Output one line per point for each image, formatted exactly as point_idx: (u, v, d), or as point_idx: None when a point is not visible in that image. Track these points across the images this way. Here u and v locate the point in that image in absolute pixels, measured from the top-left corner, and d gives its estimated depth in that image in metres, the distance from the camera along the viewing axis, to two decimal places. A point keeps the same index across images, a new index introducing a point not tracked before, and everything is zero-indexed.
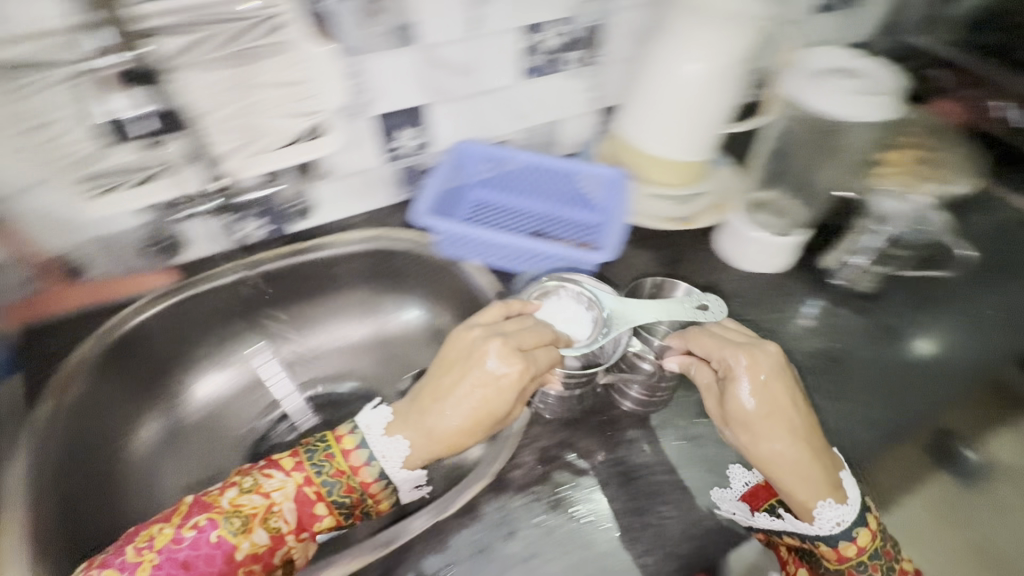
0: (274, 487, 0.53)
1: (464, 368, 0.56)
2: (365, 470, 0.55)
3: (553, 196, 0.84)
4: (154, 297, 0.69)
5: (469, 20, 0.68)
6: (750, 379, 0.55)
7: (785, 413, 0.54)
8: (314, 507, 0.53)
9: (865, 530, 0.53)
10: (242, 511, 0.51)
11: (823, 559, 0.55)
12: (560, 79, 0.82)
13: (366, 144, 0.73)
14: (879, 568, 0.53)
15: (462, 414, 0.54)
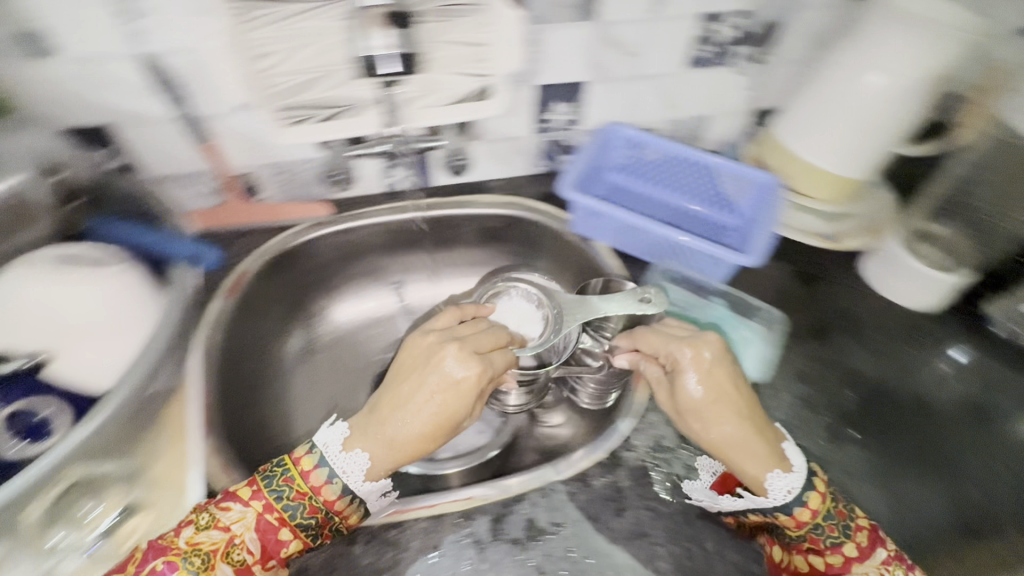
0: (232, 519, 0.48)
1: (420, 375, 0.53)
2: (328, 488, 0.50)
3: (692, 194, 0.82)
4: (314, 224, 0.76)
5: (653, 2, 0.67)
6: (696, 370, 0.55)
7: (726, 391, 0.54)
8: (279, 533, 0.49)
9: (813, 486, 0.51)
10: (201, 548, 0.47)
11: (790, 533, 0.53)
12: (722, 73, 0.79)
13: (522, 112, 0.75)
14: (837, 528, 0.51)
15: (421, 420, 0.51)
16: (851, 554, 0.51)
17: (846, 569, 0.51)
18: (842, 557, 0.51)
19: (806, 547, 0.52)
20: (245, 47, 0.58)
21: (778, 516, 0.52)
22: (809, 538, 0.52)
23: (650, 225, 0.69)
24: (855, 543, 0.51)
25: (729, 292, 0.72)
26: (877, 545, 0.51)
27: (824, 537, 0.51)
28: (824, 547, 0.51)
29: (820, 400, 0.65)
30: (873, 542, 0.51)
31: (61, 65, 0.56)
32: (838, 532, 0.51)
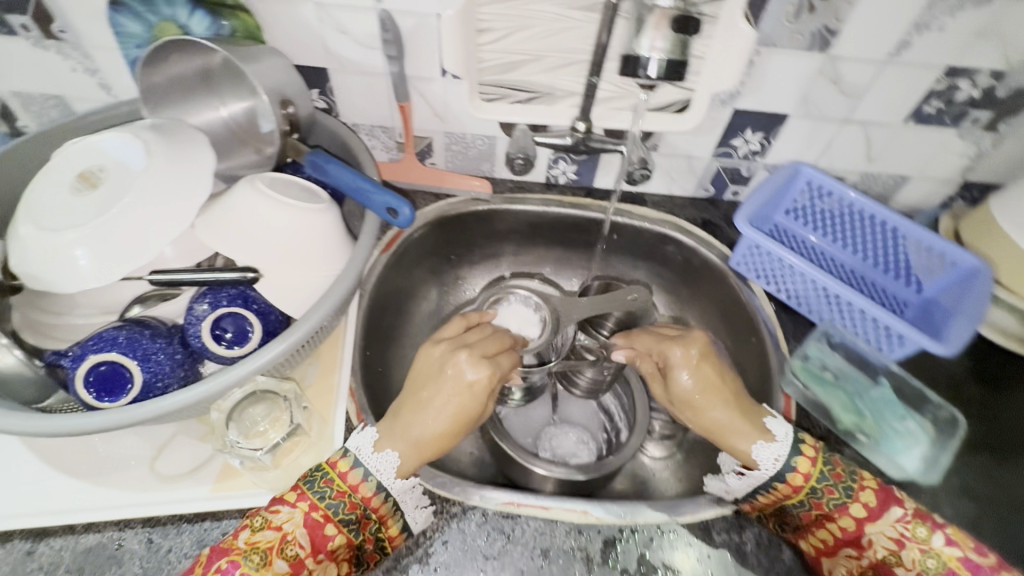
0: (282, 518, 0.46)
1: (438, 380, 0.54)
2: (363, 485, 0.49)
3: (873, 256, 0.75)
4: (469, 199, 0.77)
5: (895, 44, 0.62)
6: (683, 362, 0.60)
7: (715, 381, 0.59)
8: (326, 529, 0.47)
9: (801, 449, 0.54)
10: (257, 545, 0.45)
11: (794, 507, 0.54)
12: (943, 134, 0.71)
13: (706, 132, 0.72)
14: (837, 490, 0.53)
15: (442, 419, 0.52)
16: (863, 515, 0.52)
17: (864, 532, 0.52)
18: (854, 521, 0.52)
19: (814, 517, 0.54)
20: (472, 20, 0.60)
21: (777, 488, 0.54)
22: (813, 505, 0.53)
23: (826, 281, 0.64)
24: (863, 503, 0.52)
25: (902, 377, 0.64)
26: (889, 505, 0.52)
27: (827, 500, 0.53)
28: (830, 513, 0.53)
29: (983, 523, 0.58)
30: (883, 502, 0.52)
31: (307, 7, 0.60)
32: (840, 494, 0.53)
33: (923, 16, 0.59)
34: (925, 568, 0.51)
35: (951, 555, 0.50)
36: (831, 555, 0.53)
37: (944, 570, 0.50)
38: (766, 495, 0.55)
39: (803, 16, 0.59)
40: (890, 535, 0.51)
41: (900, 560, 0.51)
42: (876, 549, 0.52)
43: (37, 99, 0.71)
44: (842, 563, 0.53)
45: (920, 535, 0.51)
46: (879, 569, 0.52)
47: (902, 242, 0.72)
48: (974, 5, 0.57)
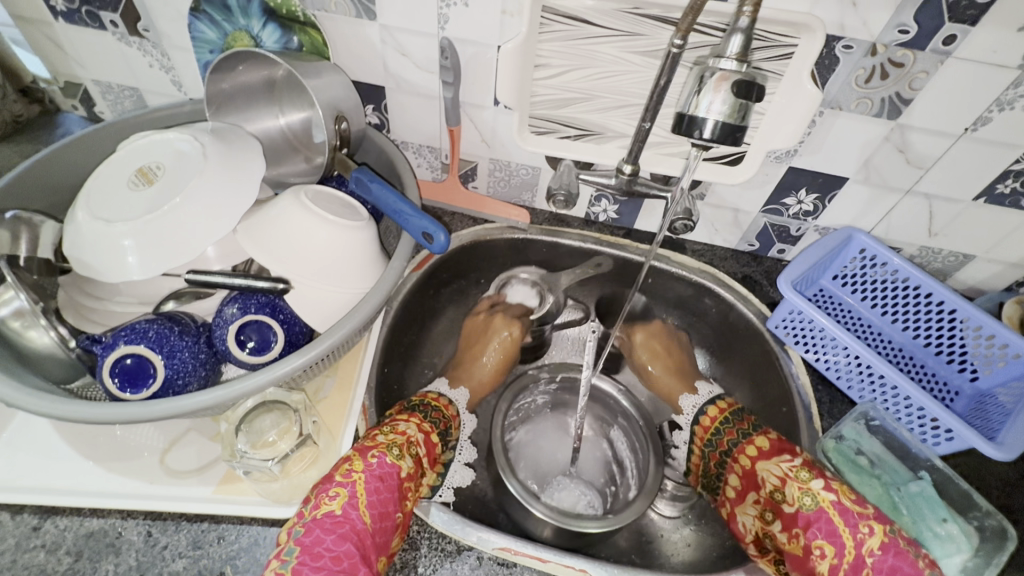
0: (404, 428, 0.56)
1: (484, 339, 0.73)
2: (451, 407, 0.65)
3: (925, 336, 0.70)
4: (507, 227, 0.77)
5: (972, 119, 0.58)
6: (642, 339, 0.76)
7: (655, 348, 0.75)
8: (433, 437, 0.58)
9: (714, 403, 0.68)
10: (394, 441, 0.53)
11: (706, 448, 0.65)
12: (1016, 217, 0.66)
13: (757, 187, 0.70)
14: (736, 432, 0.63)
15: (494, 360, 0.72)
16: (756, 454, 0.60)
17: (756, 468, 0.59)
18: (749, 459, 0.60)
19: (721, 458, 0.63)
20: (530, 55, 0.60)
21: (696, 432, 0.68)
22: (717, 444, 0.64)
23: (870, 357, 0.60)
24: (756, 445, 0.60)
25: (947, 473, 0.58)
26: (781, 452, 0.59)
27: (726, 440, 0.63)
28: (732, 453, 0.62)
29: None
30: (776, 449, 0.59)
31: (373, 28, 0.62)
32: (737, 436, 0.63)
33: (1008, 93, 0.55)
34: (802, 506, 0.54)
35: (826, 497, 0.53)
36: (740, 503, 0.60)
37: (817, 509, 0.53)
38: (695, 446, 0.67)
39: (875, 82, 0.57)
40: (774, 472, 0.56)
41: (782, 496, 0.55)
42: (765, 487, 0.57)
43: (115, 89, 0.75)
44: (749, 511, 0.59)
45: (801, 476, 0.55)
46: (772, 508, 0.56)
47: (959, 326, 0.67)
48: None
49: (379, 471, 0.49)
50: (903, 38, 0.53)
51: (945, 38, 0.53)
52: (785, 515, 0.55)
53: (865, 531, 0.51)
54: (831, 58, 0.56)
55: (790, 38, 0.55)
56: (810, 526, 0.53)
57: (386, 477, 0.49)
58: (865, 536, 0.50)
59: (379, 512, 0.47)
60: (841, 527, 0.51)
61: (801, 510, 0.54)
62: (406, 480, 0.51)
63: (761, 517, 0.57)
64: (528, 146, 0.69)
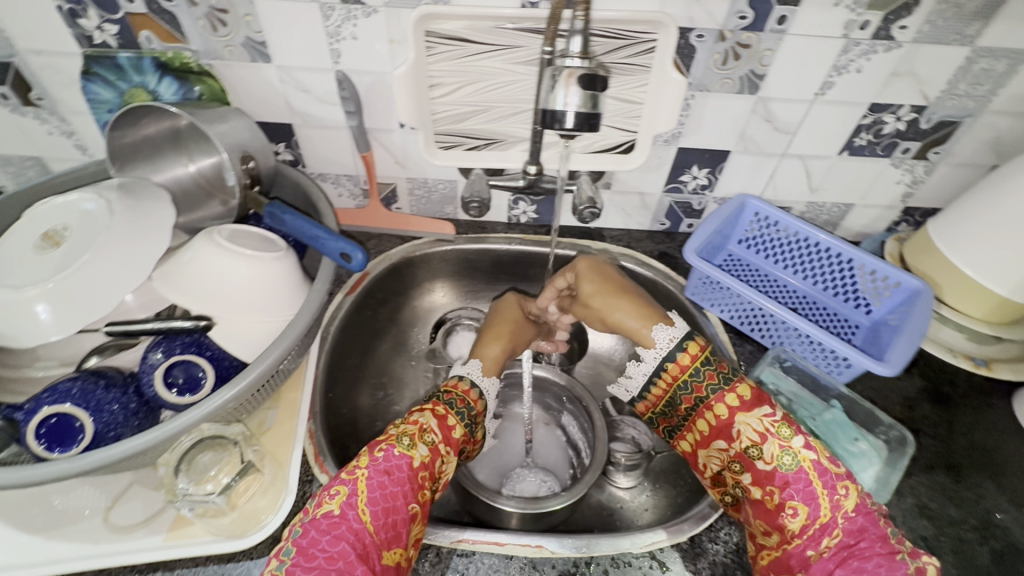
0: (417, 415, 0.56)
1: (489, 320, 0.73)
2: (461, 382, 0.62)
3: (823, 281, 0.78)
4: (434, 241, 0.80)
5: (819, 85, 0.66)
6: (585, 276, 0.68)
7: (602, 274, 0.68)
8: (449, 420, 0.57)
9: (686, 347, 0.58)
10: (405, 431, 0.54)
11: (679, 392, 0.58)
12: (878, 164, 0.75)
13: (655, 170, 0.76)
14: (716, 377, 0.57)
15: (490, 333, 0.70)
16: (736, 405, 0.55)
17: (732, 422, 0.54)
18: (727, 409, 0.55)
19: (694, 403, 0.57)
20: (423, 76, 0.64)
21: (667, 371, 0.59)
22: (694, 388, 0.57)
23: (769, 306, 0.66)
24: (737, 394, 0.55)
25: (854, 399, 0.64)
26: (760, 404, 0.55)
27: (705, 385, 0.57)
28: (709, 400, 0.56)
29: (942, 544, 0.56)
30: (757, 399, 0.55)
31: (270, 69, 0.64)
32: (718, 382, 0.56)
33: (841, 59, 0.64)
34: (781, 465, 0.52)
35: (806, 456, 0.51)
36: (706, 447, 0.57)
37: (796, 470, 0.51)
38: (659, 380, 0.59)
39: (730, 63, 0.64)
40: (755, 428, 0.53)
41: (759, 453, 0.52)
42: (741, 442, 0.53)
43: (16, 161, 0.74)
44: (715, 455, 0.56)
45: (783, 433, 0.52)
46: (741, 462, 0.54)
47: (846, 267, 0.74)
48: (886, 49, 0.62)
49: (385, 465, 0.50)
50: (743, 23, 0.60)
51: (778, 19, 0.60)
52: (759, 473, 0.53)
53: (841, 493, 0.50)
54: (690, 48, 0.63)
55: (649, 34, 0.62)
56: (787, 485, 0.51)
57: (392, 469, 0.50)
58: (841, 498, 0.50)
59: (384, 508, 0.48)
60: (819, 489, 0.50)
61: (779, 469, 0.51)
62: (416, 468, 0.52)
63: (728, 467, 0.55)
64: (438, 160, 0.73)
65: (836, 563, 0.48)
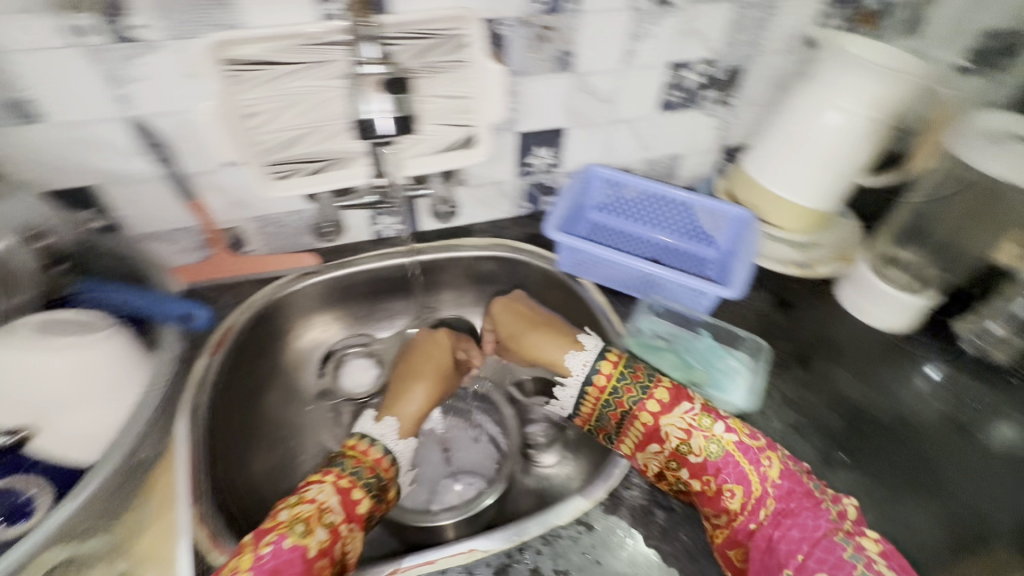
0: (314, 493, 0.53)
1: (414, 361, 0.73)
2: (373, 449, 0.60)
3: (673, 228, 0.86)
4: (301, 275, 0.76)
5: (625, 54, 0.72)
6: (503, 317, 0.78)
7: (520, 316, 0.76)
8: (353, 494, 0.55)
9: (603, 361, 0.63)
10: (299, 516, 0.51)
11: (607, 407, 0.62)
12: (693, 115, 0.84)
13: (504, 159, 0.79)
14: (634, 388, 0.61)
15: (421, 386, 0.69)
16: (658, 409, 0.58)
17: (659, 425, 0.58)
18: (651, 415, 0.58)
19: (622, 416, 0.61)
20: (235, 107, 0.60)
21: (589, 392, 0.63)
22: (617, 404, 0.61)
23: (630, 261, 0.71)
24: (657, 399, 0.59)
25: (716, 324, 0.73)
26: (679, 401, 0.59)
27: (626, 398, 0.60)
28: (634, 410, 0.60)
29: (809, 428, 0.65)
30: (675, 398, 0.59)
31: (44, 130, 0.56)
32: (637, 391, 0.60)
33: (636, 28, 0.70)
34: (709, 454, 0.56)
35: (729, 440, 0.56)
36: (643, 450, 0.59)
37: (724, 455, 0.55)
38: (586, 400, 0.64)
39: (542, 46, 0.68)
40: (680, 425, 0.57)
41: (689, 448, 0.56)
42: (671, 441, 0.57)
43: None
44: (653, 458, 0.58)
45: (704, 424, 0.56)
46: (676, 459, 0.57)
47: (688, 211, 0.83)
48: (669, 13, 0.70)
49: (272, 562, 0.47)
50: (542, 8, 0.64)
51: None
52: (692, 466, 0.56)
53: (765, 464, 0.55)
54: (503, 37, 0.65)
55: (459, 30, 0.63)
56: (720, 471, 0.55)
57: (280, 566, 0.47)
58: (767, 469, 0.54)
59: None
60: (746, 466, 0.55)
61: (709, 458, 0.55)
62: (311, 558, 0.48)
63: (666, 467, 0.58)
64: (278, 192, 0.69)
65: (773, 526, 0.52)
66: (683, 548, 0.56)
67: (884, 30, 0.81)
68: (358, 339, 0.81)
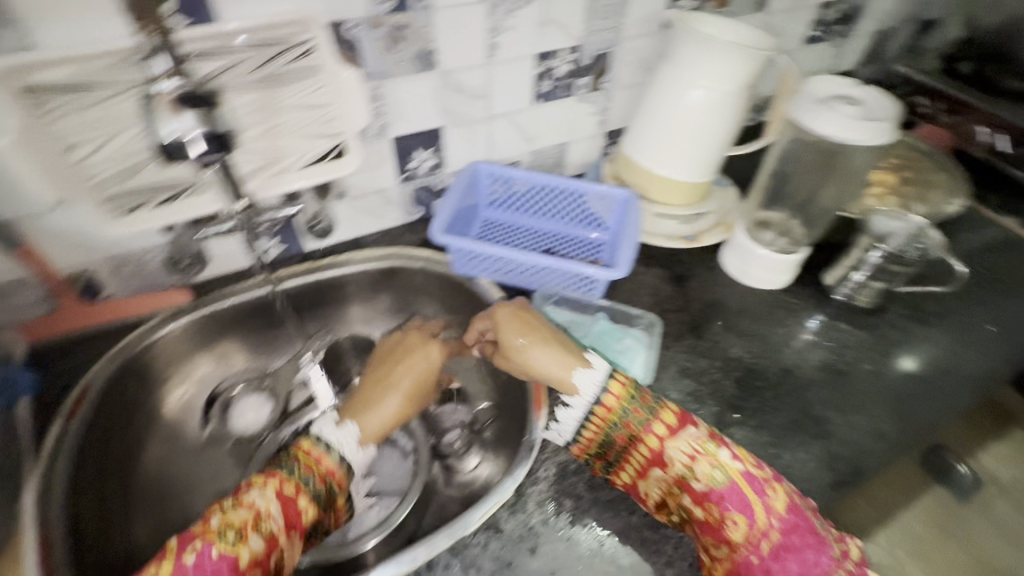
0: (253, 498, 0.50)
1: (400, 364, 0.67)
2: (328, 458, 0.56)
3: (565, 217, 0.87)
4: (173, 314, 0.70)
5: (487, 48, 0.71)
6: (510, 332, 0.63)
7: (525, 324, 0.64)
8: (298, 502, 0.52)
9: (610, 387, 0.57)
10: (230, 525, 0.48)
11: (611, 431, 0.56)
12: (569, 103, 0.85)
13: (381, 165, 0.76)
14: (641, 410, 0.56)
15: (400, 394, 0.65)
16: (663, 433, 0.54)
17: (664, 449, 0.54)
18: (656, 439, 0.54)
19: (626, 438, 0.56)
20: (46, 139, 0.53)
21: (596, 414, 0.57)
22: (624, 426, 0.56)
23: (520, 255, 0.71)
24: (664, 421, 0.54)
25: (612, 305, 0.76)
26: (685, 424, 0.55)
27: (633, 420, 0.55)
28: (638, 433, 0.55)
29: (704, 394, 0.67)
30: (681, 421, 0.55)
31: None
32: (644, 414, 0.55)
33: (492, 21, 0.69)
34: (714, 481, 0.52)
35: (734, 467, 0.53)
36: (643, 475, 0.56)
37: (729, 483, 0.52)
38: (591, 422, 0.58)
39: (397, 47, 0.65)
40: (684, 451, 0.53)
41: (694, 474, 0.53)
42: (675, 467, 0.53)
43: None
44: (654, 483, 0.55)
45: (709, 450, 0.53)
46: (680, 485, 0.54)
47: (575, 198, 0.84)
48: (523, 4, 0.70)
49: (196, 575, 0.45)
50: (389, 7, 0.62)
51: None
52: (695, 493, 0.53)
53: (771, 495, 0.52)
54: (352, 39, 0.63)
55: (301, 36, 0.60)
56: (723, 500, 0.52)
57: None
58: (771, 500, 0.52)
59: None
60: (751, 496, 0.52)
61: (714, 486, 0.52)
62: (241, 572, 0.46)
63: (669, 491, 0.55)
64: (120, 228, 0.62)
65: (773, 559, 0.50)
66: (597, 541, 0.55)
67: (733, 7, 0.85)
68: (251, 375, 0.76)
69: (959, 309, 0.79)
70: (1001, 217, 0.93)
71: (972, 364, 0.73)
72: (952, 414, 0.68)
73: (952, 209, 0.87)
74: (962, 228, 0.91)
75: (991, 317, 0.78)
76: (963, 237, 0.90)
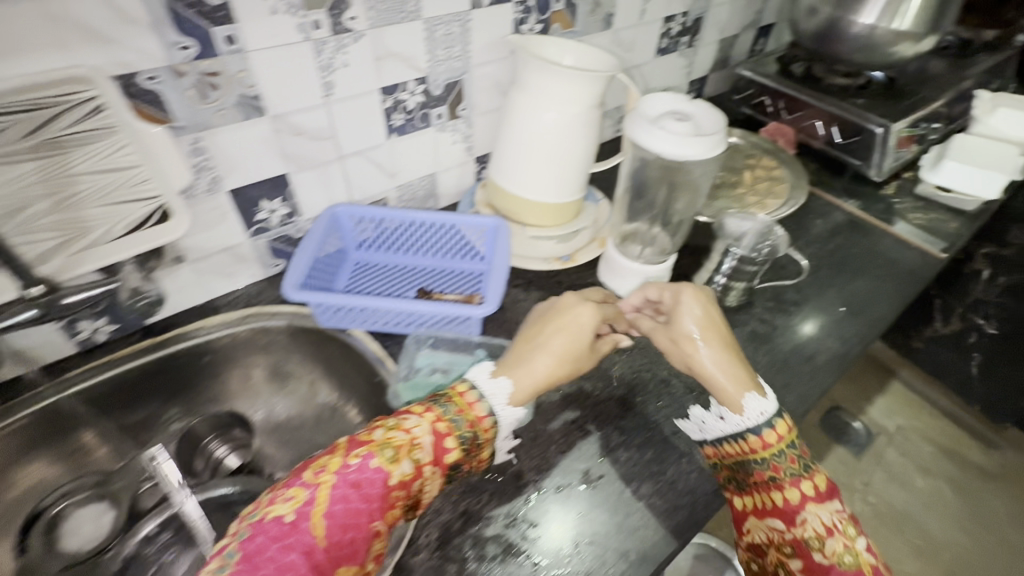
0: (412, 425, 0.66)
1: (561, 320, 0.76)
2: (479, 407, 0.69)
3: (438, 251, 1.03)
4: (21, 403, 0.80)
5: (322, 87, 0.81)
6: (692, 324, 0.76)
7: (709, 322, 0.77)
8: (445, 441, 0.66)
9: (777, 425, 0.70)
10: (389, 442, 0.64)
11: (756, 463, 0.70)
12: (425, 133, 0.98)
13: (225, 219, 0.86)
14: (799, 465, 0.69)
15: (552, 356, 0.74)
16: (812, 494, 0.67)
17: (804, 509, 0.66)
18: (802, 494, 0.67)
19: (767, 479, 0.69)
20: None
21: (750, 440, 0.70)
22: (773, 466, 0.69)
23: (380, 303, 0.81)
24: (815, 484, 0.68)
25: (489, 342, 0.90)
26: (833, 497, 0.68)
27: (785, 471, 0.68)
28: (781, 482, 0.68)
29: (584, 424, 0.82)
30: (832, 492, 0.68)
31: None
32: (798, 468, 0.69)
33: (322, 58, 0.79)
34: (843, 561, 0.63)
35: (870, 557, 0.64)
36: (760, 519, 0.69)
37: (857, 569, 0.63)
38: (740, 443, 0.71)
39: (212, 94, 0.73)
40: (823, 522, 0.65)
41: (823, 545, 0.64)
42: (807, 530, 0.65)
43: None
44: (767, 530, 0.68)
45: (848, 533, 0.65)
46: (801, 548, 0.65)
47: (444, 228, 1.01)
48: (353, 39, 0.80)
49: (353, 475, 0.61)
50: (189, 52, 0.68)
51: (225, 38, 0.70)
52: (817, 563, 0.63)
53: None
54: (156, 89, 0.69)
55: (81, 93, 0.64)
56: None
57: (360, 479, 0.60)
58: None
59: (338, 525, 0.58)
60: None
61: (841, 564, 0.63)
62: (391, 486, 0.61)
63: (780, 548, 0.66)
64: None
65: None
66: None
67: (577, 20, 1.03)
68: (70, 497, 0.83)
69: (814, 289, 1.00)
70: (846, 202, 1.19)
71: (837, 344, 0.90)
72: (814, 392, 0.84)
73: (779, 208, 1.11)
74: (814, 218, 1.16)
75: (841, 296, 0.98)
76: (813, 227, 1.14)
